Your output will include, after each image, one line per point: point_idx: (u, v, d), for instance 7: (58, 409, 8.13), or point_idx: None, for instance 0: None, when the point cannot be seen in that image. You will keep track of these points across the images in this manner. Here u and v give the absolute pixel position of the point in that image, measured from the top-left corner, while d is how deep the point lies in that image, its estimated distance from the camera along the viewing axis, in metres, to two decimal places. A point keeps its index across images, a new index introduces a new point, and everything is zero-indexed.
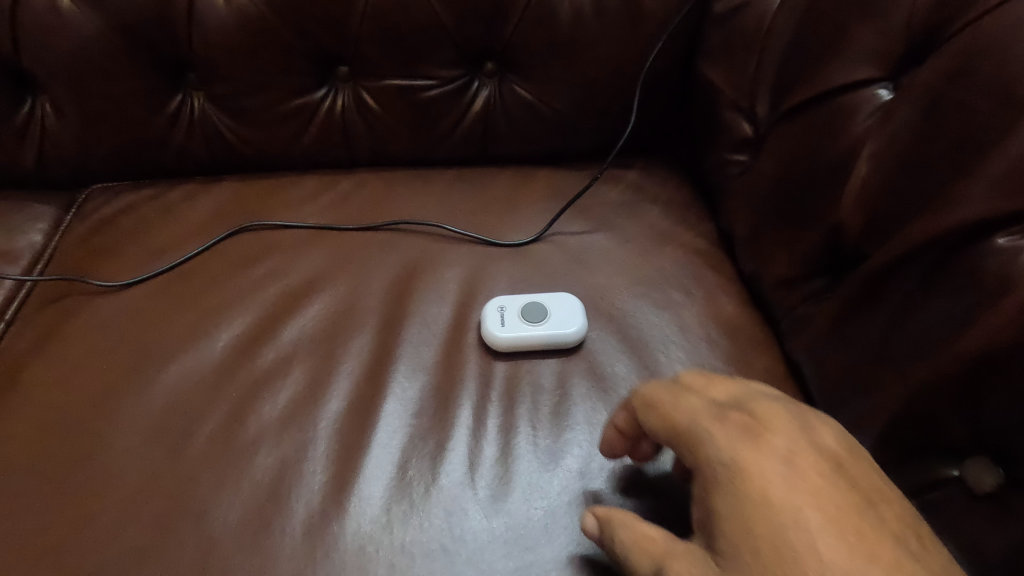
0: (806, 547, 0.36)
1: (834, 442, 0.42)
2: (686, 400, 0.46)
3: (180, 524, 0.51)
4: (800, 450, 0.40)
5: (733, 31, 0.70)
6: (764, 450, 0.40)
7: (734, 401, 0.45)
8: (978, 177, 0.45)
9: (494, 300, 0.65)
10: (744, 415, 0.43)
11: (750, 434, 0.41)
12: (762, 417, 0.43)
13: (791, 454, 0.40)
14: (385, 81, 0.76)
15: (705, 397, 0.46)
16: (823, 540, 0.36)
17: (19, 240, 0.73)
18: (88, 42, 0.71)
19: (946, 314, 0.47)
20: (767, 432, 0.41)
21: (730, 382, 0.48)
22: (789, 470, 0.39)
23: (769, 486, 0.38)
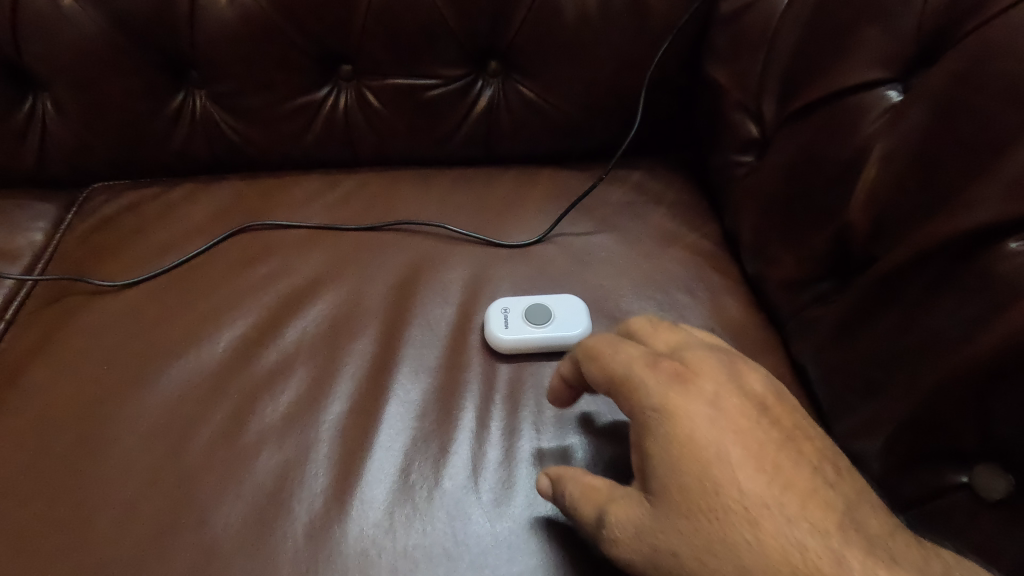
0: (730, 482, 0.39)
1: (759, 384, 0.44)
2: (622, 348, 0.47)
3: (181, 526, 0.51)
4: (726, 393, 0.43)
5: (740, 31, 0.70)
6: (692, 394, 0.42)
7: (669, 350, 0.47)
8: (990, 181, 0.45)
9: (498, 301, 0.65)
10: (675, 361, 0.45)
11: (679, 380, 0.43)
12: (692, 363, 0.45)
13: (716, 397, 0.42)
14: (389, 80, 0.76)
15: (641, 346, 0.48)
16: (746, 476, 0.39)
17: (20, 239, 0.73)
18: (89, 39, 0.70)
19: (956, 318, 0.46)
20: (696, 378, 0.43)
21: (667, 331, 0.50)
22: (716, 413, 0.41)
23: (696, 428, 0.41)
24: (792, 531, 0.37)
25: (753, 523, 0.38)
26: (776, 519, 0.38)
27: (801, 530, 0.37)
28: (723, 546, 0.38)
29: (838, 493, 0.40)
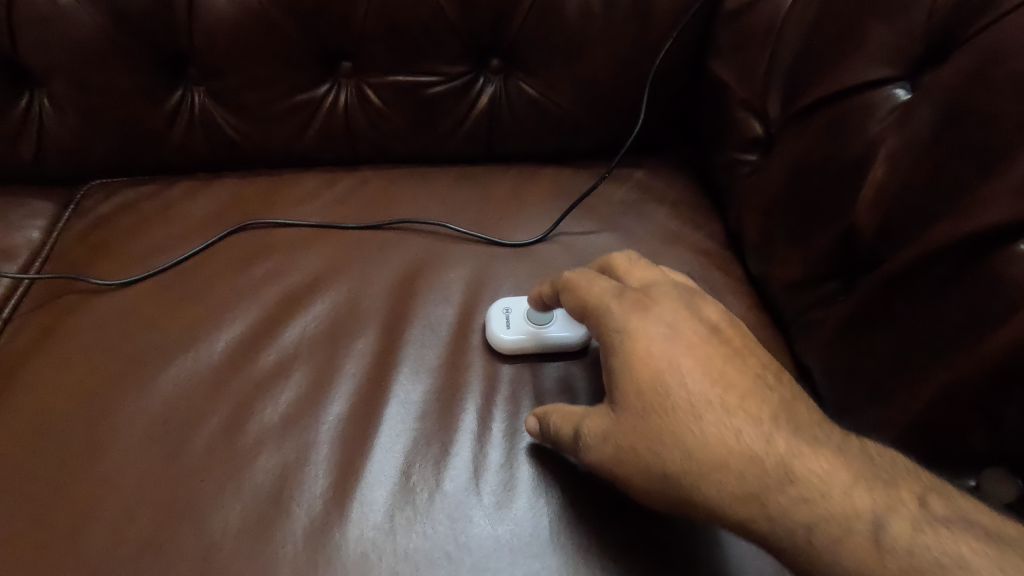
0: (679, 385, 0.44)
1: (714, 312, 0.49)
2: (597, 282, 0.53)
3: (178, 528, 0.51)
4: (681, 316, 0.48)
5: (745, 28, 0.69)
6: (651, 317, 0.48)
7: (638, 286, 0.53)
8: (1001, 180, 0.44)
9: (499, 301, 0.64)
10: (638, 292, 0.51)
11: (640, 306, 0.49)
12: (654, 294, 0.50)
13: (673, 319, 0.48)
14: (389, 78, 0.75)
15: (613, 281, 0.53)
16: (693, 379, 0.44)
17: (17, 237, 0.72)
18: (86, 35, 0.69)
19: (964, 319, 0.46)
20: (654, 303, 0.49)
21: (641, 268, 0.56)
22: (670, 330, 0.47)
23: (650, 342, 0.46)
24: (731, 422, 0.43)
25: (697, 416, 0.43)
26: (717, 414, 0.43)
27: (736, 419, 0.43)
28: (671, 436, 0.43)
29: (778, 394, 0.45)
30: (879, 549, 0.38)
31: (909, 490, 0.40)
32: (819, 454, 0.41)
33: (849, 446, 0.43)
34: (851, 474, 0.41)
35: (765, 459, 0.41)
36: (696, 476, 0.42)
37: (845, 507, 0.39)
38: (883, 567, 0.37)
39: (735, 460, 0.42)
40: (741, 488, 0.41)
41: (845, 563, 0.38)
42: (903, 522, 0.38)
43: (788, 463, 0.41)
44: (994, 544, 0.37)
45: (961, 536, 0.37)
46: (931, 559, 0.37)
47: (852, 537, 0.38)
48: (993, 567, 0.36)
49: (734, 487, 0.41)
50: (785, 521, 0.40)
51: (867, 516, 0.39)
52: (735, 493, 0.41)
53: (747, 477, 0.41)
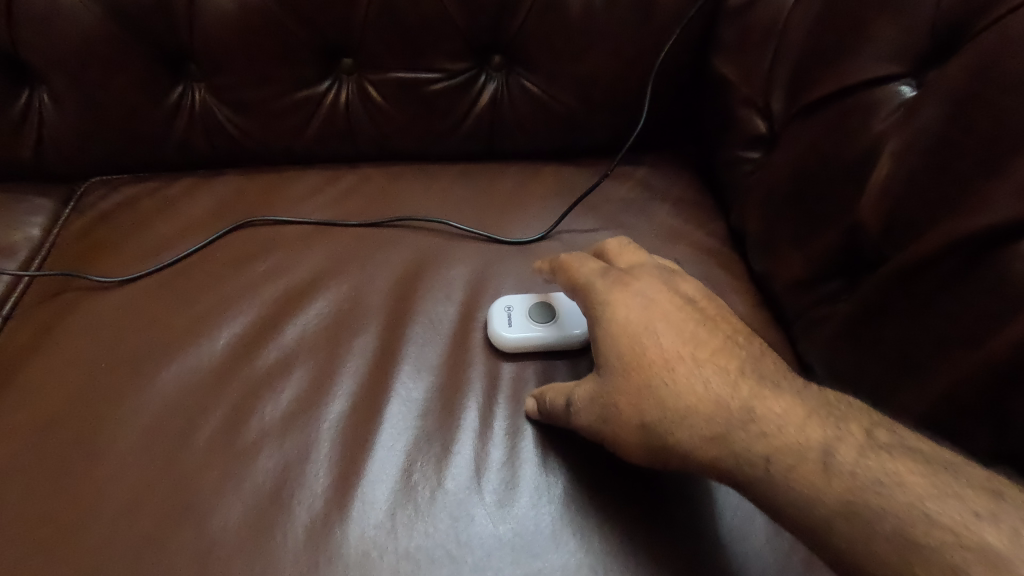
0: (654, 345, 0.49)
1: (690, 288, 0.54)
2: (585, 262, 0.58)
3: (180, 526, 0.50)
4: (659, 290, 0.53)
5: (748, 25, 0.69)
6: (631, 290, 0.53)
7: (624, 267, 0.58)
8: (1006, 179, 0.44)
9: (501, 299, 0.64)
10: (621, 270, 0.56)
11: (622, 282, 0.54)
12: (636, 273, 0.55)
13: (652, 292, 0.52)
14: (390, 74, 0.75)
15: (602, 262, 0.58)
16: (666, 337, 0.49)
17: (17, 234, 0.72)
18: (86, 30, 0.69)
19: (969, 317, 0.45)
20: (635, 279, 0.54)
21: (630, 251, 0.60)
22: (647, 301, 0.52)
23: (628, 310, 0.51)
24: (700, 373, 0.47)
25: (669, 368, 0.47)
26: (688, 367, 0.47)
27: (704, 369, 0.47)
28: (648, 389, 0.47)
29: (745, 351, 0.49)
30: (826, 471, 0.40)
31: (857, 424, 0.42)
32: (778, 395, 0.45)
33: (806, 390, 0.46)
34: (806, 412, 0.43)
35: (729, 403, 0.45)
36: (670, 422, 0.46)
37: (798, 438, 0.42)
38: (828, 487, 0.39)
39: (703, 406, 0.45)
40: (708, 430, 0.44)
41: (797, 489, 0.40)
42: (849, 446, 0.41)
43: (749, 404, 0.44)
44: (928, 464, 0.39)
45: (899, 459, 0.39)
46: (870, 476, 0.39)
47: (805, 463, 0.41)
48: (925, 482, 0.38)
49: (700, 430, 0.45)
50: (743, 453, 0.43)
51: (818, 444, 0.41)
52: (702, 434, 0.45)
53: (714, 419, 0.45)
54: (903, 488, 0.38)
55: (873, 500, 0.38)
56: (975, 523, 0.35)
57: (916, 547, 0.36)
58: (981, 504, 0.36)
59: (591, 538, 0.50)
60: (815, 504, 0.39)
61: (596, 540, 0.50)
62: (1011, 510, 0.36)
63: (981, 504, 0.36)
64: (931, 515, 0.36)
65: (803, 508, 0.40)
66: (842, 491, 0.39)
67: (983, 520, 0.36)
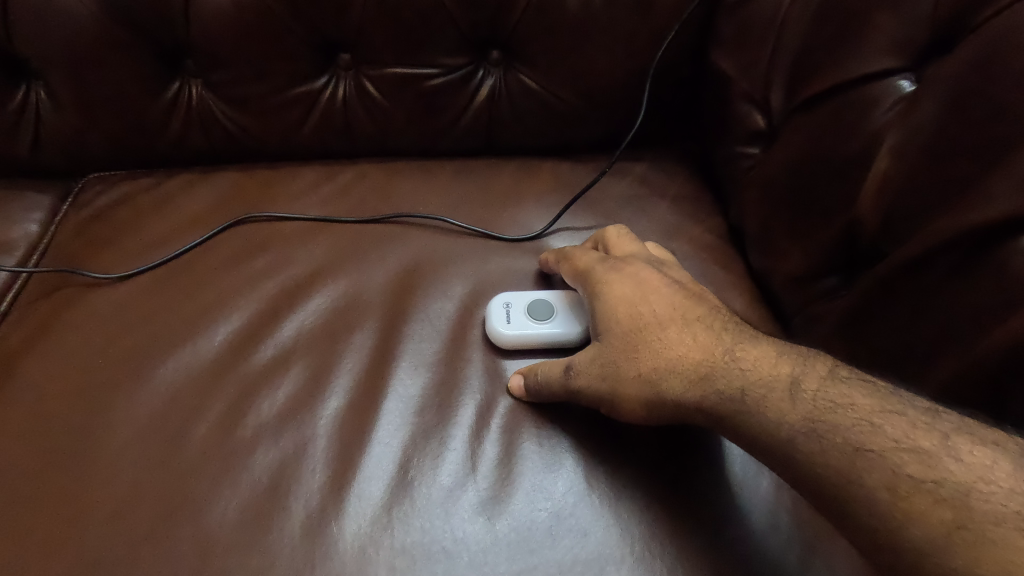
0: (649, 311, 0.52)
1: (679, 274, 0.58)
2: (586, 253, 0.61)
3: (176, 521, 0.50)
4: (650, 271, 0.55)
5: (746, 20, 0.68)
6: (626, 274, 0.55)
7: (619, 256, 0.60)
8: (1005, 175, 0.43)
9: (499, 296, 0.63)
10: (618, 257, 0.58)
11: (618, 267, 0.57)
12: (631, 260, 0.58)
13: (645, 273, 0.55)
14: (388, 69, 0.74)
15: (600, 253, 0.61)
16: (658, 302, 0.52)
17: (16, 230, 0.72)
18: (82, 26, 0.68)
19: (966, 312, 0.45)
20: (629, 265, 0.57)
21: (627, 242, 0.62)
22: (638, 280, 0.55)
23: (623, 288, 0.54)
24: (688, 330, 0.50)
25: (660, 326, 0.51)
26: (679, 326, 0.51)
27: (691, 326, 0.50)
28: (647, 349, 0.50)
29: (729, 315, 0.52)
30: (793, 398, 0.44)
31: (823, 363, 0.45)
32: (755, 344, 0.48)
33: (778, 341, 0.49)
34: (778, 352, 0.47)
35: (715, 348, 0.48)
36: (662, 370, 0.49)
37: (769, 373, 0.46)
38: (793, 409, 0.43)
39: (694, 355, 0.49)
40: (694, 374, 0.48)
41: (768, 414, 0.44)
42: (813, 377, 0.44)
43: (731, 350, 0.48)
44: (879, 390, 0.42)
45: (854, 386, 0.43)
46: (828, 401, 0.42)
47: (775, 393, 0.44)
48: (873, 403, 0.42)
49: (688, 373, 0.48)
50: (724, 390, 0.46)
51: (787, 376, 0.45)
52: (688, 376, 0.48)
53: (699, 364, 0.48)
54: (855, 408, 0.41)
55: (830, 417, 0.41)
56: (913, 431, 0.39)
57: (863, 452, 0.39)
58: (923, 419, 0.40)
59: (588, 533, 0.50)
60: (781, 425, 0.43)
61: (593, 534, 0.50)
62: (946, 420, 0.40)
63: (920, 417, 0.40)
64: (879, 427, 0.40)
65: (770, 431, 0.43)
66: (805, 411, 0.42)
67: (921, 429, 0.39)
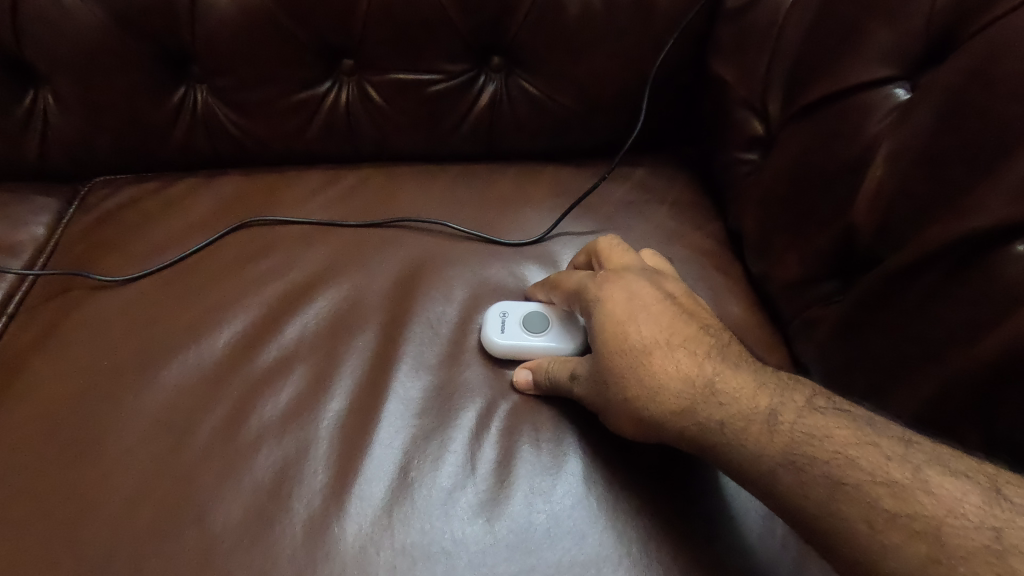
0: (635, 332, 0.52)
1: (673, 286, 0.58)
2: (573, 273, 0.61)
3: (180, 522, 0.51)
4: (643, 283, 0.56)
5: (745, 28, 0.69)
6: (619, 285, 0.56)
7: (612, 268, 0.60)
8: (998, 182, 0.44)
9: (497, 304, 0.64)
10: (609, 271, 0.58)
11: (609, 279, 0.57)
12: (621, 271, 0.58)
13: (638, 286, 0.56)
14: (390, 75, 0.75)
15: (589, 271, 0.61)
16: (645, 326, 0.52)
17: (23, 233, 0.73)
18: (90, 32, 0.69)
19: (957, 320, 0.46)
20: (622, 275, 0.57)
21: (619, 252, 0.62)
22: (631, 293, 0.55)
23: (613, 303, 0.54)
24: (673, 355, 0.50)
25: (647, 352, 0.51)
26: (664, 351, 0.50)
27: (676, 352, 0.50)
28: (629, 370, 0.50)
29: (715, 337, 0.52)
30: (770, 431, 0.44)
31: (800, 394, 0.46)
32: (736, 372, 0.49)
33: (761, 368, 0.50)
34: (757, 382, 0.48)
35: (695, 378, 0.49)
36: (645, 397, 0.49)
37: (749, 405, 0.46)
38: (771, 442, 0.44)
39: (674, 383, 0.49)
40: (675, 404, 0.48)
41: (749, 446, 0.44)
42: (791, 409, 0.45)
43: (711, 380, 0.48)
44: (853, 421, 0.43)
45: (831, 418, 0.44)
46: (806, 432, 0.43)
47: (753, 425, 0.45)
48: (850, 434, 0.42)
49: (670, 403, 0.48)
50: (705, 422, 0.47)
51: (766, 409, 0.46)
52: (672, 408, 0.48)
53: (680, 394, 0.48)
54: (830, 439, 0.42)
55: (809, 450, 0.42)
56: (887, 464, 0.40)
57: (840, 486, 0.40)
58: (895, 450, 0.41)
59: (585, 535, 0.51)
60: (762, 458, 0.44)
61: (590, 536, 0.51)
62: (918, 451, 0.40)
63: (893, 448, 0.41)
64: (854, 460, 0.41)
65: (752, 462, 0.44)
66: (782, 445, 0.43)
67: (893, 461, 0.40)
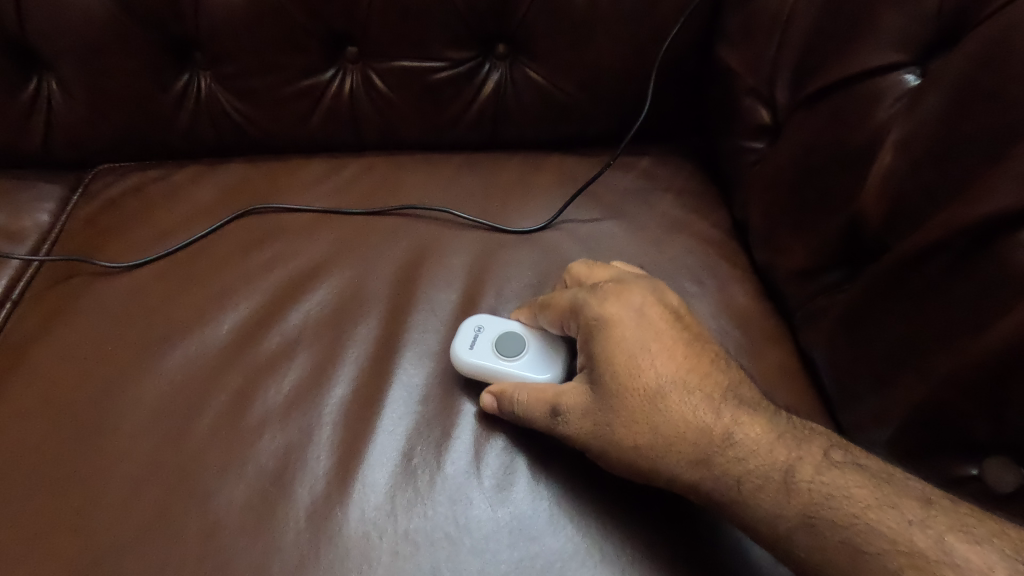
0: (650, 369, 0.50)
1: (675, 299, 0.55)
2: (564, 292, 0.57)
3: (185, 504, 0.51)
4: (654, 305, 0.53)
5: (753, 14, 0.68)
6: (626, 303, 0.53)
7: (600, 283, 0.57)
8: (1008, 168, 0.43)
9: (474, 317, 0.61)
10: (608, 285, 0.55)
11: (612, 295, 0.54)
12: (624, 285, 0.55)
13: (646, 305, 0.53)
14: (395, 63, 0.75)
15: (573, 291, 0.57)
16: (661, 362, 0.50)
17: (28, 220, 0.73)
18: (94, 18, 0.69)
19: (965, 309, 0.46)
20: (626, 291, 0.54)
21: (600, 269, 0.60)
22: (641, 316, 0.52)
23: (624, 332, 0.51)
24: (689, 400, 0.49)
25: (662, 395, 0.49)
26: (680, 392, 0.49)
27: (695, 397, 0.49)
28: (642, 416, 0.48)
29: (727, 375, 0.51)
30: (787, 488, 0.44)
31: (817, 446, 0.46)
32: (755, 420, 0.47)
33: (776, 415, 0.49)
34: (776, 434, 0.47)
35: (711, 430, 0.47)
36: (660, 447, 0.48)
37: (767, 460, 0.45)
38: (789, 503, 0.43)
39: (689, 431, 0.47)
40: (691, 456, 0.47)
41: (766, 504, 0.44)
42: (810, 466, 0.44)
43: (730, 431, 0.47)
44: (874, 477, 0.43)
45: (850, 475, 0.43)
46: (824, 492, 0.43)
47: (771, 483, 0.44)
48: (868, 493, 0.42)
49: (685, 454, 0.47)
50: (721, 480, 0.46)
51: (783, 465, 0.45)
52: (687, 459, 0.47)
53: (696, 445, 0.47)
54: (850, 500, 0.42)
55: (830, 510, 0.42)
56: (909, 529, 0.40)
57: (861, 553, 0.40)
58: (916, 513, 0.40)
59: (589, 523, 0.50)
60: (778, 519, 0.43)
61: (593, 525, 0.50)
62: (938, 516, 0.40)
63: (914, 511, 0.41)
64: (873, 525, 0.40)
65: (768, 523, 0.44)
66: (801, 506, 0.43)
67: (915, 526, 0.40)
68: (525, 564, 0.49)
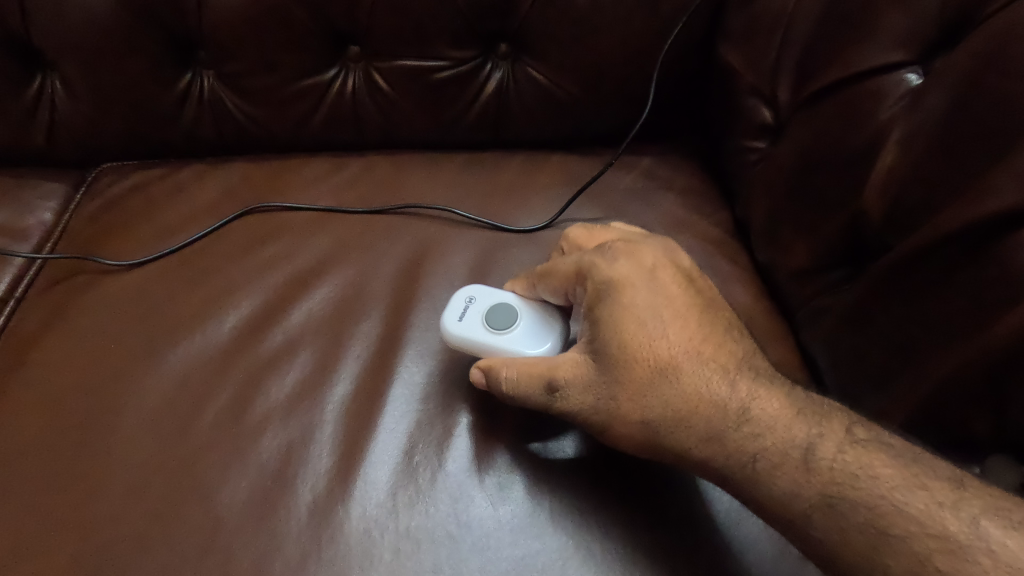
0: (663, 338, 0.49)
1: (688, 263, 0.55)
2: (565, 258, 0.56)
3: (188, 501, 0.52)
4: (667, 270, 0.53)
5: (755, 14, 0.68)
6: (638, 262, 0.53)
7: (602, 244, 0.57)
8: (1009, 166, 0.43)
9: (467, 288, 0.60)
10: (619, 244, 0.55)
11: (622, 256, 0.53)
12: (637, 245, 0.54)
13: (659, 270, 0.53)
14: (397, 61, 0.75)
15: (578, 254, 0.56)
16: (674, 330, 0.50)
17: (31, 219, 0.73)
18: (97, 17, 0.69)
19: (964, 308, 0.46)
20: (639, 251, 0.54)
21: (599, 232, 0.60)
22: (653, 281, 0.52)
23: (636, 295, 0.51)
24: (703, 372, 0.48)
25: (675, 366, 0.48)
26: (694, 364, 0.49)
27: (710, 368, 0.49)
28: (654, 390, 0.48)
29: (742, 346, 0.51)
30: (808, 466, 0.44)
31: (840, 423, 0.46)
32: (771, 396, 0.47)
33: (794, 390, 0.49)
34: (797, 410, 0.47)
35: (728, 406, 0.47)
36: (670, 423, 0.48)
37: (784, 436, 0.45)
38: (809, 481, 0.43)
39: (704, 406, 0.47)
40: (706, 432, 0.47)
41: (782, 484, 0.44)
42: (832, 441, 0.44)
43: (746, 405, 0.47)
44: (897, 454, 0.43)
45: (874, 452, 0.43)
46: (848, 470, 0.43)
47: (789, 460, 0.44)
48: (895, 473, 0.42)
49: (696, 431, 0.47)
50: (734, 456, 0.46)
51: (802, 442, 0.45)
52: (698, 435, 0.47)
53: (711, 420, 0.47)
54: (875, 480, 0.42)
55: (856, 490, 0.42)
56: (940, 511, 0.40)
57: (885, 535, 0.40)
58: (947, 495, 0.41)
59: (589, 521, 0.50)
60: (798, 497, 0.43)
61: (593, 523, 0.50)
62: (972, 499, 0.40)
63: (945, 494, 0.41)
64: (900, 506, 0.41)
65: (782, 502, 0.44)
66: (821, 486, 0.43)
67: (946, 509, 0.40)
68: (525, 562, 0.49)
